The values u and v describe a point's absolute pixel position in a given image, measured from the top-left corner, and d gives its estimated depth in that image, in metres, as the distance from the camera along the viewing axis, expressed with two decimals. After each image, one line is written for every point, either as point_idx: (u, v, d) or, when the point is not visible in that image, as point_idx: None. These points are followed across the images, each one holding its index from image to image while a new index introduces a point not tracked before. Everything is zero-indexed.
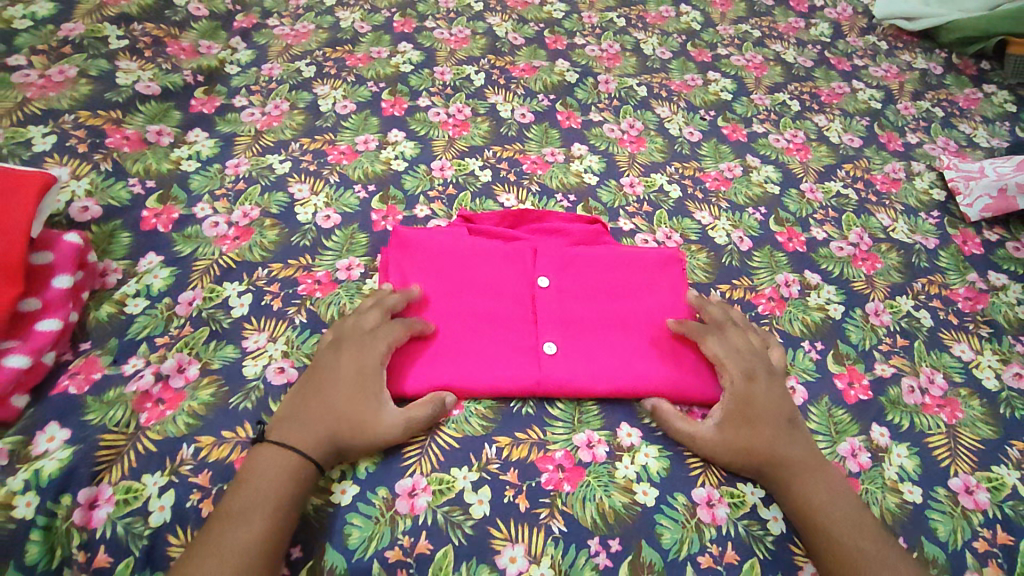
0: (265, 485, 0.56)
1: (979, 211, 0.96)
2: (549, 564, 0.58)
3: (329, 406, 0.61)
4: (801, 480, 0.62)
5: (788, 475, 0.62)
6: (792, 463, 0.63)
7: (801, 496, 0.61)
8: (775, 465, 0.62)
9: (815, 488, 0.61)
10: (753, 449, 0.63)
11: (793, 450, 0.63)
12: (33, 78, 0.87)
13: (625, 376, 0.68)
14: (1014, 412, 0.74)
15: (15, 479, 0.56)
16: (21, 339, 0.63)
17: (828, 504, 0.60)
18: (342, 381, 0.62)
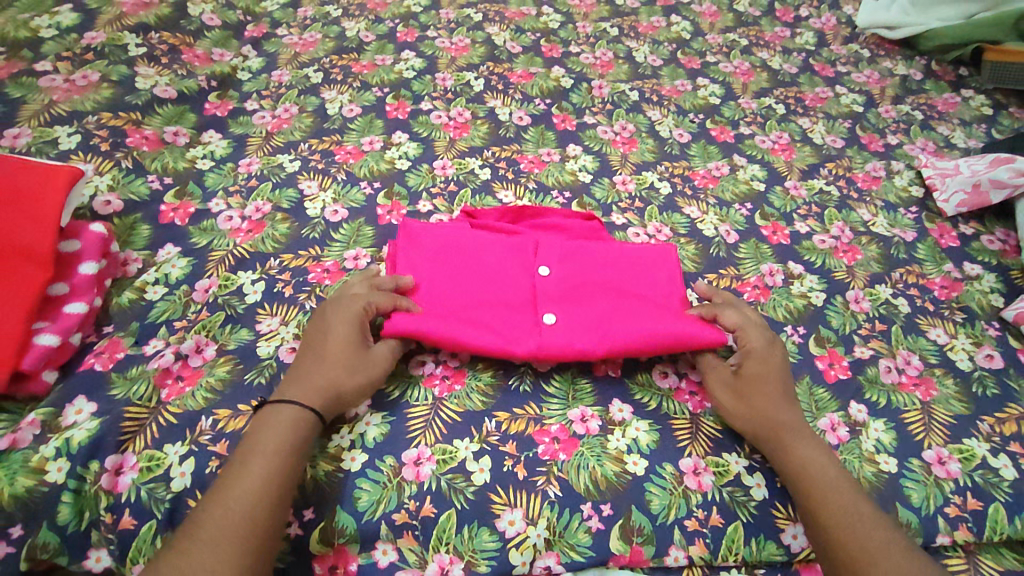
0: (268, 437, 0.59)
1: (955, 205, 1.01)
2: (545, 526, 0.62)
3: (322, 357, 0.65)
4: (797, 448, 0.64)
5: (786, 442, 0.65)
6: (789, 431, 0.66)
7: (795, 463, 0.64)
8: (773, 433, 0.66)
9: (811, 456, 0.64)
10: (752, 414, 0.67)
11: (791, 420, 0.66)
12: (59, 83, 0.93)
13: (619, 337, 0.71)
14: (986, 390, 0.78)
15: (48, 446, 0.60)
16: (52, 319, 0.67)
17: (821, 475, 0.62)
18: (332, 336, 0.66)
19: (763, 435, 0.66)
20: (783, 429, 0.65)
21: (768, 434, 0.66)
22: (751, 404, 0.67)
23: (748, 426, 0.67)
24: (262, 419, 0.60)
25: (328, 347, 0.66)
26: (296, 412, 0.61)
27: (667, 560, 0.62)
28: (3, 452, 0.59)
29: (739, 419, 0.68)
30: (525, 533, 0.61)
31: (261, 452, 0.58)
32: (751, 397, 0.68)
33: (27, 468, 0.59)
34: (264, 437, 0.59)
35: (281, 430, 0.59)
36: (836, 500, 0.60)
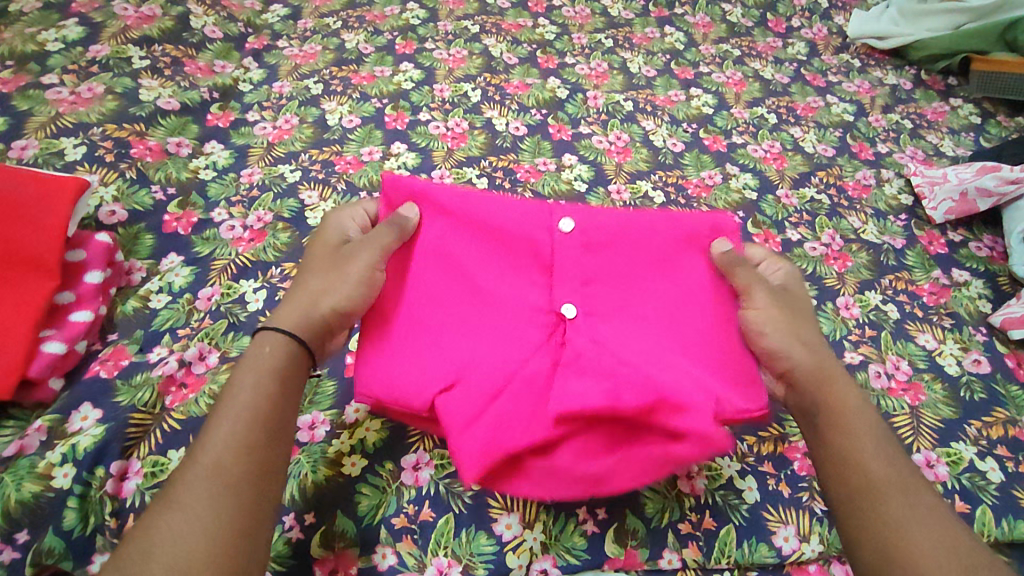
0: (234, 398, 0.55)
1: (943, 213, 1.03)
2: (541, 529, 0.63)
3: (307, 280, 0.65)
4: (842, 395, 0.61)
5: (832, 387, 0.61)
6: (830, 369, 0.63)
7: (837, 410, 0.60)
8: (818, 376, 0.62)
9: (855, 404, 0.60)
10: (795, 338, 0.64)
11: (835, 368, 0.63)
12: (65, 95, 0.95)
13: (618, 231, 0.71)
14: (974, 394, 0.80)
15: (54, 452, 0.62)
16: (58, 327, 0.69)
17: (862, 429, 0.58)
18: (317, 259, 0.67)
19: (807, 374, 0.62)
20: (828, 376, 0.62)
21: (813, 376, 0.62)
22: (789, 320, 0.65)
23: (793, 348, 0.63)
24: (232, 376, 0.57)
25: (320, 264, 0.66)
26: (282, 340, 0.59)
27: (661, 563, 0.63)
28: (11, 459, 0.61)
29: (781, 340, 0.63)
30: (522, 537, 0.63)
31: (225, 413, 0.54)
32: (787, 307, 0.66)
33: (34, 474, 0.60)
34: (231, 399, 0.55)
35: (247, 390, 0.55)
36: (879, 458, 0.56)
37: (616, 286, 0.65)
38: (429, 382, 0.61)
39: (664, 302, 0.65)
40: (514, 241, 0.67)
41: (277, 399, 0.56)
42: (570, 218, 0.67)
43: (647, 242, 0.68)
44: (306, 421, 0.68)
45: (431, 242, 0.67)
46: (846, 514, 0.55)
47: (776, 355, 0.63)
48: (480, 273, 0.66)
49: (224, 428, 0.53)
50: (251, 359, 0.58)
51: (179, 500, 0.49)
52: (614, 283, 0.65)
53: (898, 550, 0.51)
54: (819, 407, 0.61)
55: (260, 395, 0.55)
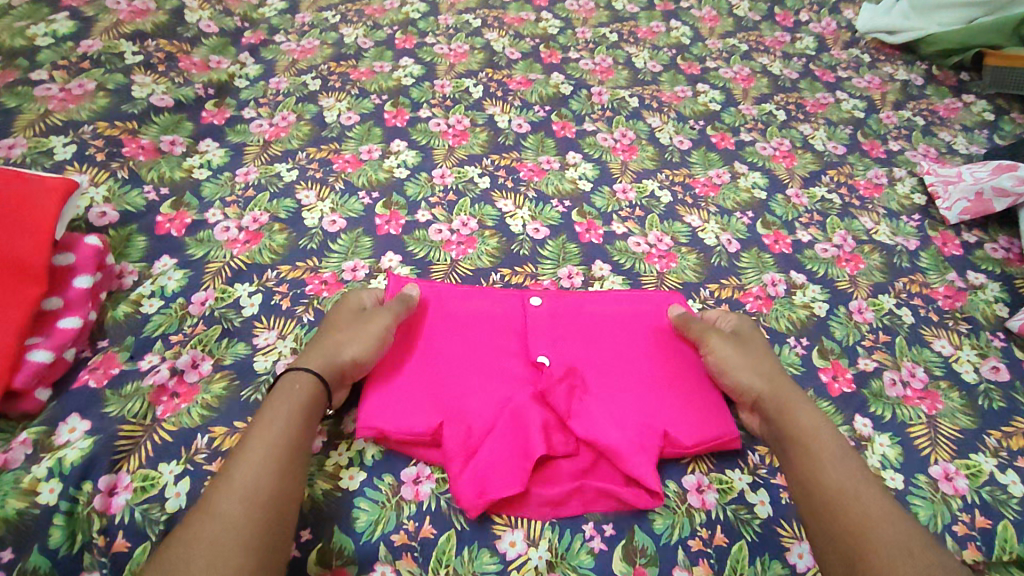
0: (269, 421, 0.58)
1: (958, 213, 1.00)
2: (547, 547, 0.61)
3: (328, 332, 0.68)
4: (802, 415, 0.65)
5: (792, 409, 0.65)
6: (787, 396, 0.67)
7: (799, 429, 0.64)
8: (779, 400, 0.66)
9: (814, 422, 0.64)
10: (752, 371, 0.69)
11: (794, 390, 0.68)
12: (54, 91, 0.92)
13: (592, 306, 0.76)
14: (992, 403, 0.78)
15: (40, 466, 0.59)
16: (45, 335, 0.66)
17: (822, 445, 0.62)
18: (340, 315, 0.70)
19: (770, 400, 0.67)
20: (789, 399, 0.66)
21: (773, 401, 0.66)
22: (747, 361, 0.69)
23: (751, 381, 0.68)
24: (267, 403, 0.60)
25: (343, 320, 0.69)
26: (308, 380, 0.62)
27: None
28: None
29: (738, 376, 0.68)
30: (526, 555, 0.60)
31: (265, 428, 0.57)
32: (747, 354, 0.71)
33: (19, 489, 0.58)
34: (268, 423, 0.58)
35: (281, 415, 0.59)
36: (840, 471, 0.60)
37: (589, 345, 0.71)
38: (421, 420, 0.64)
39: (636, 355, 0.71)
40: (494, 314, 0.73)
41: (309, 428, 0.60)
42: (537, 299, 0.75)
43: (612, 317, 0.75)
44: None
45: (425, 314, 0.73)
46: (815, 529, 0.59)
47: (740, 391, 0.68)
48: (466, 332, 0.71)
49: (258, 449, 0.55)
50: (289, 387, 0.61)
51: (216, 509, 0.51)
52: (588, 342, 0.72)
53: (866, 556, 0.54)
54: (783, 428, 0.65)
55: (293, 422, 0.59)
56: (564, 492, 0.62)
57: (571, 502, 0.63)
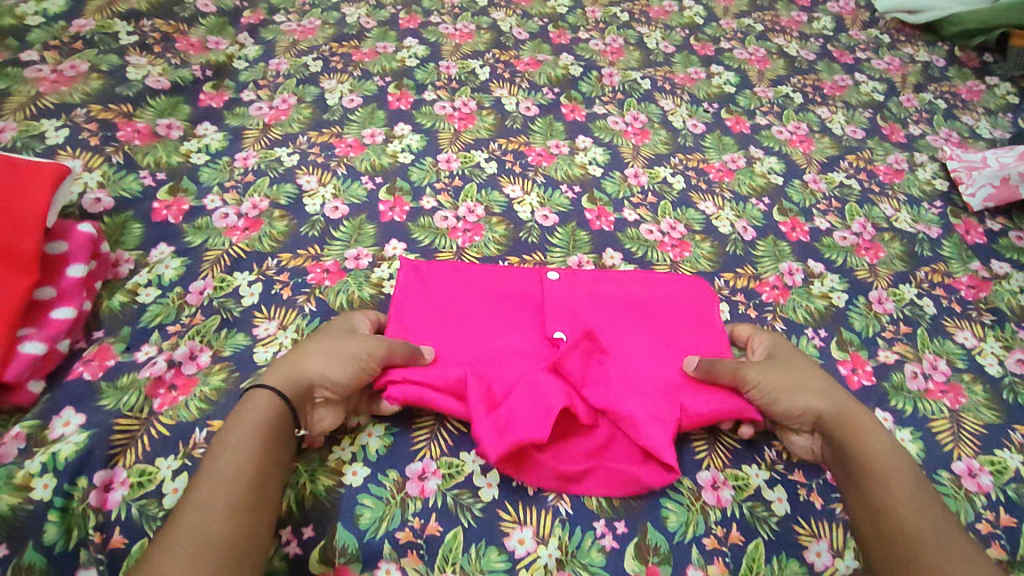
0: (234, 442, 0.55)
1: (981, 200, 0.96)
2: (557, 545, 0.59)
3: (306, 350, 0.62)
4: (872, 443, 0.61)
5: (861, 434, 0.61)
6: (853, 419, 0.62)
7: (867, 456, 0.60)
8: (847, 422, 0.62)
9: (884, 450, 0.60)
10: (807, 394, 0.64)
11: (862, 411, 0.63)
12: (45, 73, 0.89)
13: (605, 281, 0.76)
14: (1017, 397, 0.75)
15: (33, 461, 0.57)
16: (37, 327, 0.64)
17: (892, 478, 0.59)
18: (321, 334, 0.65)
19: (834, 420, 0.62)
20: (857, 422, 0.62)
21: (838, 423, 0.62)
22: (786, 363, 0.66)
23: (806, 401, 0.63)
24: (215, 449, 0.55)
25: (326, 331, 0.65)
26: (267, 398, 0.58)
27: None
28: None
29: (792, 391, 0.64)
30: (535, 553, 0.58)
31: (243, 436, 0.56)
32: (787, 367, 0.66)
33: (11, 485, 0.56)
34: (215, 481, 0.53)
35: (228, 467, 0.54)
36: (909, 506, 0.57)
37: (604, 321, 0.71)
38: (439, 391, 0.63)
39: (653, 333, 0.71)
40: (509, 290, 0.74)
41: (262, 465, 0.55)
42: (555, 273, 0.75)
43: (625, 293, 0.75)
44: None
45: (439, 289, 0.73)
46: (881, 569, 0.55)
47: (797, 411, 0.63)
48: (486, 306, 0.72)
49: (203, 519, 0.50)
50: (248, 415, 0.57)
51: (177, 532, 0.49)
52: (607, 317, 0.72)
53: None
54: (848, 452, 0.61)
55: (244, 471, 0.53)
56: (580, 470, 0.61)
57: (585, 479, 0.61)
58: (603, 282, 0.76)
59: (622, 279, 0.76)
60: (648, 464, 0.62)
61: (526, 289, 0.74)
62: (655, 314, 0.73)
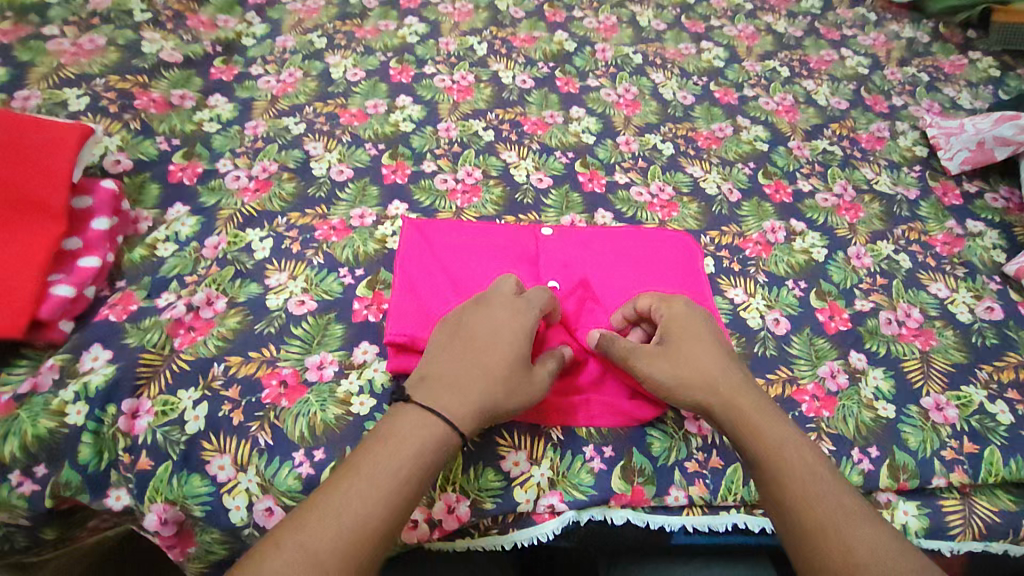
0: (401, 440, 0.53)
1: (958, 163, 1.00)
2: (549, 465, 0.64)
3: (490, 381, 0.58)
4: (769, 434, 0.58)
5: (752, 423, 0.58)
6: (737, 395, 0.60)
7: (763, 446, 0.57)
8: (737, 418, 0.59)
9: (777, 433, 0.58)
10: (695, 375, 0.61)
11: (748, 390, 0.61)
12: (66, 46, 0.94)
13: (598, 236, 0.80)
14: (986, 341, 0.79)
15: (67, 390, 0.63)
16: (66, 273, 0.69)
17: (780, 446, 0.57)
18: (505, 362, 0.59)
19: (722, 412, 0.60)
20: (744, 407, 0.60)
21: (730, 415, 0.59)
22: (670, 351, 0.63)
23: (697, 387, 0.61)
24: (354, 464, 0.51)
25: (505, 337, 0.61)
26: (443, 434, 0.54)
27: (668, 500, 0.64)
28: (25, 396, 0.62)
29: (680, 386, 0.61)
30: (529, 473, 0.63)
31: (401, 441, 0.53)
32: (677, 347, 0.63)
33: (49, 411, 0.61)
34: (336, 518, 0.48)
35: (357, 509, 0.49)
36: (813, 491, 0.54)
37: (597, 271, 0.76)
38: None
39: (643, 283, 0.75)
40: (506, 245, 0.78)
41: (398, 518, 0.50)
42: (548, 229, 0.79)
43: (615, 247, 0.79)
44: (315, 361, 0.69)
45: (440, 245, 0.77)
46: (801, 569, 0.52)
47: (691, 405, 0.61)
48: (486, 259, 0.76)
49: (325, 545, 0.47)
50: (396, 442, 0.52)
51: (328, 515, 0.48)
52: (600, 269, 0.77)
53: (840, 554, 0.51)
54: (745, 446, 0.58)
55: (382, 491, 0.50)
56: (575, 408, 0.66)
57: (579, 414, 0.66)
58: (595, 237, 0.80)
59: (611, 234, 0.81)
60: (637, 399, 0.67)
61: (522, 244, 0.78)
62: (644, 265, 0.78)
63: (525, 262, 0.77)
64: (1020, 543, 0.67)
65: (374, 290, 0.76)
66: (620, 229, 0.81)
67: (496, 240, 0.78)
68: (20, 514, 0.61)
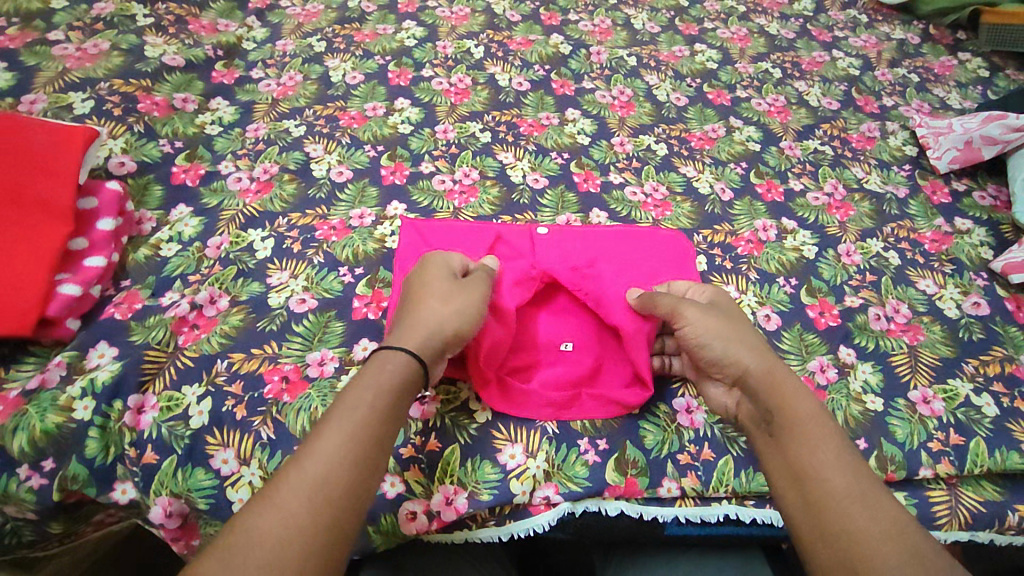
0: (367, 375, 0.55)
1: (947, 162, 1.02)
2: (544, 458, 0.65)
3: (424, 313, 0.62)
4: (798, 401, 0.59)
5: (786, 390, 0.59)
6: (775, 366, 0.62)
7: (789, 412, 0.58)
8: (772, 383, 0.60)
9: (809, 407, 0.58)
10: (743, 343, 0.64)
11: (784, 367, 0.63)
12: (71, 51, 0.96)
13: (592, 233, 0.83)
14: (972, 335, 0.81)
15: (74, 386, 0.64)
16: (72, 272, 0.71)
17: (806, 414, 0.57)
18: (432, 300, 0.64)
19: (760, 376, 0.61)
20: (780, 379, 0.61)
21: (763, 379, 0.61)
22: (722, 317, 0.66)
23: (742, 352, 0.63)
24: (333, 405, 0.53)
25: (428, 280, 0.66)
26: (391, 357, 0.57)
27: (661, 491, 0.65)
28: (33, 392, 0.64)
29: (725, 345, 0.64)
30: (525, 465, 0.65)
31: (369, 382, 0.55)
32: (726, 317, 0.67)
33: (56, 406, 0.63)
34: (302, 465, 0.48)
35: (326, 453, 0.49)
36: (832, 464, 0.53)
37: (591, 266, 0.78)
38: None
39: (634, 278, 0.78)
40: (502, 242, 0.80)
41: (373, 453, 0.51)
42: (543, 227, 0.82)
43: (608, 243, 0.81)
44: (316, 358, 0.71)
45: (437, 242, 0.79)
46: (802, 531, 0.52)
47: (724, 361, 0.63)
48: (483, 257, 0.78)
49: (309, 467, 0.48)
50: (353, 388, 0.54)
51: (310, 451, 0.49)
52: (592, 261, 0.78)
53: (844, 526, 0.49)
54: (772, 410, 0.59)
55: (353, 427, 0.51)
56: (569, 401, 0.68)
57: (574, 406, 0.68)
58: (589, 234, 0.82)
59: (604, 231, 0.83)
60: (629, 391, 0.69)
61: (517, 242, 0.80)
62: (637, 261, 0.80)
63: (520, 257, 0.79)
64: (1006, 533, 0.68)
65: (373, 289, 0.78)
66: (612, 227, 0.84)
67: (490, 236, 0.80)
68: (28, 508, 0.62)
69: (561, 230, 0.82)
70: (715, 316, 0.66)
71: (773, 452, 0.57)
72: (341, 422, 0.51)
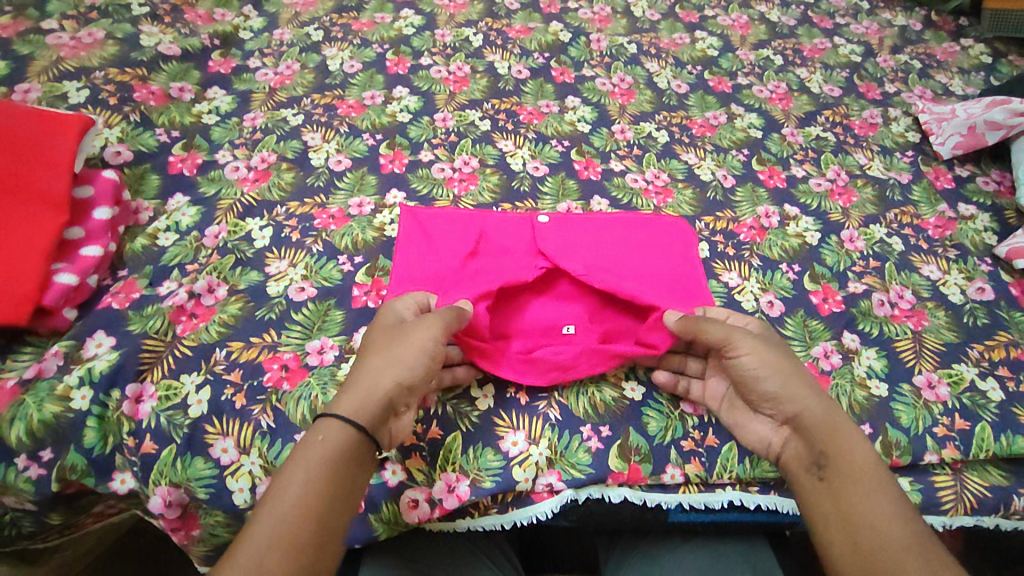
0: (306, 444, 0.52)
1: (950, 148, 1.01)
2: (547, 445, 0.65)
3: (368, 367, 0.57)
4: (854, 448, 0.56)
5: (841, 436, 0.57)
6: (831, 410, 0.60)
7: (846, 460, 0.56)
8: (829, 427, 0.58)
9: (865, 459, 0.56)
10: (798, 382, 0.61)
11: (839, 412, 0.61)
12: (65, 40, 0.95)
13: (594, 220, 0.81)
14: (977, 320, 0.81)
15: (71, 375, 0.64)
16: (69, 261, 0.70)
17: (862, 465, 0.55)
18: (378, 356, 0.58)
19: (815, 419, 0.59)
20: (837, 423, 0.59)
21: (822, 423, 0.58)
22: (771, 350, 0.63)
23: (798, 391, 0.60)
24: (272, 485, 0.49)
25: (379, 332, 0.62)
26: (338, 428, 0.53)
27: (665, 478, 0.65)
28: (30, 381, 0.63)
29: (778, 380, 0.60)
30: (527, 452, 0.64)
31: (303, 455, 0.51)
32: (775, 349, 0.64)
33: (54, 396, 0.62)
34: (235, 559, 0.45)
35: (263, 541, 0.46)
36: (889, 521, 0.51)
37: (594, 253, 0.77)
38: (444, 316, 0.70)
39: (638, 265, 0.77)
40: (503, 230, 0.79)
41: (315, 529, 0.48)
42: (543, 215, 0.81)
43: (610, 229, 0.81)
44: (316, 346, 0.70)
45: (438, 231, 0.79)
46: None
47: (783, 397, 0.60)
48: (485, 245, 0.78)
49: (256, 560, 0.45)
50: (289, 463, 0.50)
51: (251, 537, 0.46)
52: (595, 249, 0.77)
53: None
54: (828, 455, 0.56)
55: (297, 500, 0.48)
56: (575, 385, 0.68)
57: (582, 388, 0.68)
58: (591, 221, 0.81)
59: (607, 218, 0.82)
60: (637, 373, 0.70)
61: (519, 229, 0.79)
62: (640, 247, 0.79)
63: (523, 245, 0.78)
64: (1011, 517, 0.68)
65: (373, 277, 0.77)
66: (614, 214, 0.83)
67: (492, 226, 0.79)
68: (27, 498, 0.62)
69: (562, 217, 0.81)
70: (768, 348, 0.62)
71: (824, 498, 0.55)
72: (274, 509, 0.47)
